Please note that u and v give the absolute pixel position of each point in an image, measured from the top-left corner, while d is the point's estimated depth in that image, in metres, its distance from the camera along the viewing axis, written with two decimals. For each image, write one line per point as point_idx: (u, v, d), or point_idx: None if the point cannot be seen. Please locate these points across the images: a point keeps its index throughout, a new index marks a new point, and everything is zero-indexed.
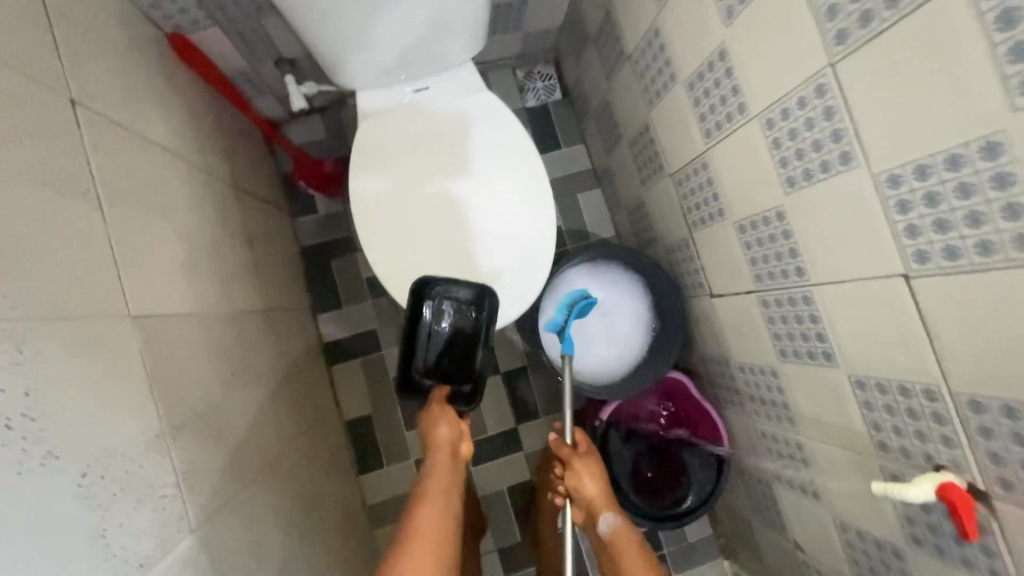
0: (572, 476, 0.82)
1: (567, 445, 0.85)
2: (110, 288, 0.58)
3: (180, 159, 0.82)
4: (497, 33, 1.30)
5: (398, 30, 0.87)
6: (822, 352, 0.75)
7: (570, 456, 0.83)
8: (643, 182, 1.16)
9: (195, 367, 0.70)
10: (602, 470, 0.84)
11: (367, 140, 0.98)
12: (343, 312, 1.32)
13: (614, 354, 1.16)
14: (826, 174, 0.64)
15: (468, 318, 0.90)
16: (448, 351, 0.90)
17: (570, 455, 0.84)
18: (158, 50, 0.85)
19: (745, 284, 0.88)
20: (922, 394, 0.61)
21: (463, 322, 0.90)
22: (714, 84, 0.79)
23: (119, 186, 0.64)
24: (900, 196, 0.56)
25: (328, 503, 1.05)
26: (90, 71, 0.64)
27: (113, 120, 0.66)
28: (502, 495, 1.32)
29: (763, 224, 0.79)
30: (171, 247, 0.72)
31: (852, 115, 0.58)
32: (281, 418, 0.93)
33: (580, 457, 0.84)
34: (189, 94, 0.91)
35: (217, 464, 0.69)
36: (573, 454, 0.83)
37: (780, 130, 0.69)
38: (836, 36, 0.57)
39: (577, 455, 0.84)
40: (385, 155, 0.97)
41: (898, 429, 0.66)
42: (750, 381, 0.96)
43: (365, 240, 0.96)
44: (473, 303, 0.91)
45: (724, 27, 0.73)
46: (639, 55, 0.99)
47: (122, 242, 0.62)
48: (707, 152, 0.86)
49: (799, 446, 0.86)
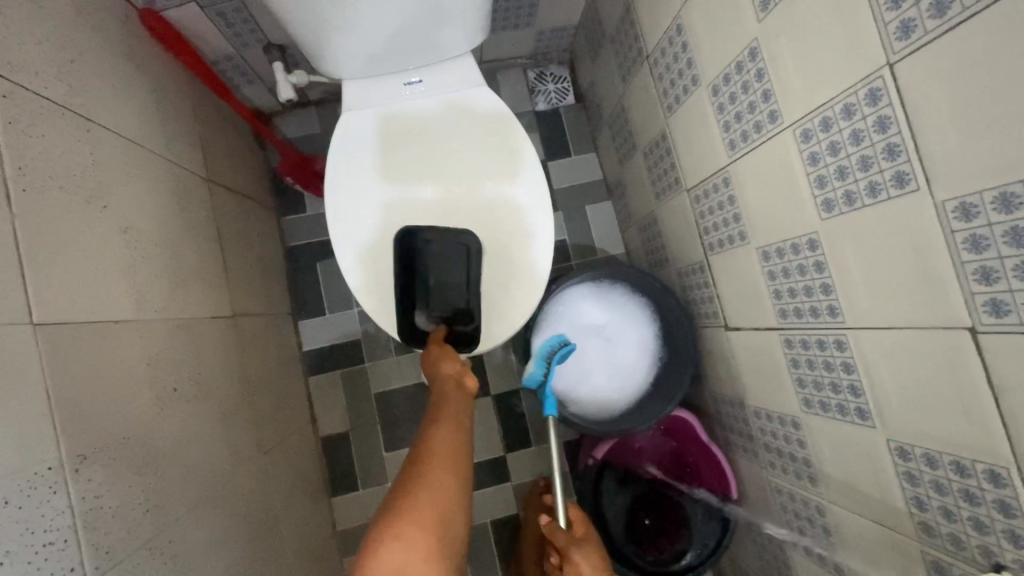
0: (570, 569, 0.71)
1: (563, 531, 0.75)
2: (9, 289, 0.49)
3: (134, 144, 0.74)
4: (507, 29, 1.20)
5: (387, 9, 0.77)
6: (855, 409, 0.63)
7: (569, 545, 0.73)
8: (656, 197, 1.06)
9: (124, 382, 0.61)
10: (606, 562, 0.72)
11: (361, 139, 0.89)
12: (326, 320, 1.24)
13: (615, 384, 1.05)
14: (874, 198, 0.53)
15: (459, 263, 0.85)
16: (443, 296, 0.86)
17: (568, 545, 0.73)
18: (121, 25, 0.77)
19: (767, 319, 0.77)
20: (985, 477, 0.49)
21: (453, 266, 0.85)
22: (742, 87, 0.68)
23: (38, 170, 0.55)
24: (973, 230, 0.44)
25: (289, 532, 0.95)
26: (11, 36, 0.56)
27: (38, 95, 0.58)
28: (485, 527, 1.21)
29: (791, 252, 0.67)
30: (108, 243, 0.63)
31: (911, 127, 0.47)
32: (239, 437, 0.84)
33: (580, 546, 0.72)
34: (156, 75, 0.84)
35: (140, 497, 0.60)
36: (569, 543, 0.73)
37: (818, 143, 0.58)
38: (898, 28, 0.46)
39: (575, 544, 0.73)
40: (380, 157, 0.88)
41: (949, 512, 0.55)
42: (766, 429, 0.84)
43: (355, 251, 0.87)
44: (461, 247, 0.85)
45: (758, 20, 0.62)
46: (659, 55, 0.89)
47: (37, 235, 0.53)
48: (730, 166, 0.76)
49: (820, 510, 0.75)
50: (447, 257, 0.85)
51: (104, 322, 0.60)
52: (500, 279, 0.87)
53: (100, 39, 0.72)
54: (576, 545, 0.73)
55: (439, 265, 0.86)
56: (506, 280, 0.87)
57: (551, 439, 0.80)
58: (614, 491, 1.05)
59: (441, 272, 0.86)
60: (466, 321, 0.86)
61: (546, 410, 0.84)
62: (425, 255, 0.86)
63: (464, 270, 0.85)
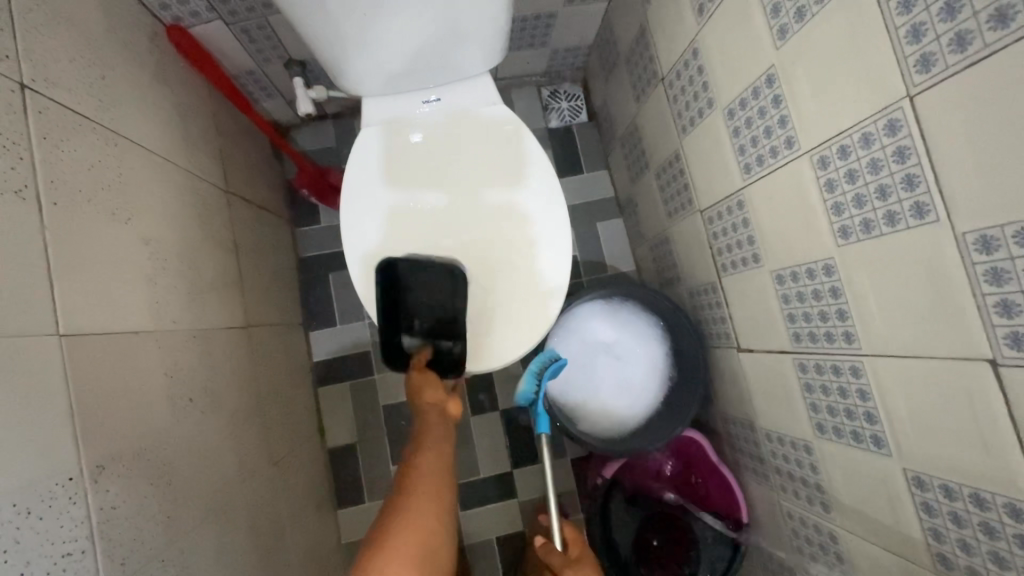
0: None
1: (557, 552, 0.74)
2: (39, 301, 0.50)
3: (158, 157, 0.75)
4: (523, 48, 1.22)
5: (407, 29, 0.79)
6: (870, 437, 0.63)
7: (563, 565, 0.72)
8: (668, 217, 1.06)
9: (143, 392, 0.62)
10: None
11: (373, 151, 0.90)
12: (337, 331, 1.24)
13: (624, 401, 1.05)
14: (892, 228, 0.53)
15: (445, 288, 0.85)
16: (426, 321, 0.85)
17: (564, 567, 0.72)
18: (148, 41, 0.79)
19: (780, 342, 0.77)
20: (1005, 510, 0.49)
21: (439, 291, 0.85)
22: (758, 112, 0.69)
23: (68, 184, 0.56)
24: (994, 263, 0.44)
25: (296, 545, 0.95)
26: (47, 51, 0.58)
27: (70, 109, 0.59)
28: (490, 544, 1.20)
29: (807, 276, 0.67)
30: (130, 255, 0.64)
31: (932, 159, 0.48)
32: (250, 448, 0.84)
33: (575, 566, 0.71)
34: (180, 90, 0.86)
35: (154, 508, 0.60)
36: (564, 564, 0.72)
37: (835, 171, 0.59)
38: (918, 61, 0.46)
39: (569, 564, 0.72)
40: (392, 168, 0.90)
41: (967, 545, 0.54)
42: (778, 453, 0.83)
43: (373, 260, 0.88)
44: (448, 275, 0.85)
45: (775, 48, 0.63)
46: (674, 77, 0.90)
47: (65, 248, 0.54)
48: (745, 190, 0.76)
49: (833, 537, 0.74)
50: (427, 284, 0.85)
51: (124, 332, 0.60)
52: (513, 290, 0.87)
53: (129, 55, 0.74)
54: (570, 566, 0.71)
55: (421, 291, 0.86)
56: (520, 291, 0.87)
57: (546, 458, 0.80)
58: (622, 511, 1.05)
59: (428, 297, 0.85)
60: (454, 342, 0.85)
61: (539, 427, 0.83)
62: (410, 281, 0.85)
63: (452, 295, 0.85)
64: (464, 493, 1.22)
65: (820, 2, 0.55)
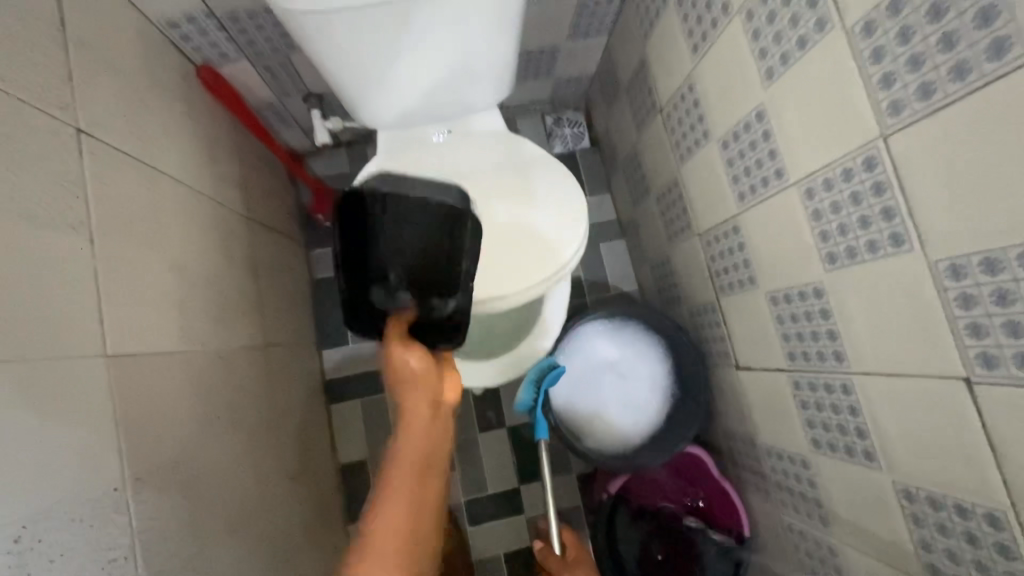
0: None
1: (555, 556, 0.82)
2: (89, 325, 0.54)
3: (188, 188, 0.81)
4: (528, 79, 1.29)
5: (419, 65, 0.84)
6: (862, 451, 0.66)
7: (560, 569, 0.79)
8: (669, 238, 1.11)
9: (175, 409, 0.66)
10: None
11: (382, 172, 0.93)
12: (349, 349, 1.29)
13: (630, 418, 1.08)
14: (873, 255, 0.58)
15: (441, 226, 0.60)
16: (413, 269, 0.61)
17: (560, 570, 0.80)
18: (180, 81, 0.85)
19: (776, 361, 0.80)
20: (984, 519, 0.52)
21: (421, 222, 0.60)
22: (750, 145, 0.74)
23: (115, 218, 0.62)
24: (963, 289, 0.48)
25: (310, 559, 0.98)
26: (98, 98, 0.64)
27: (118, 149, 0.65)
28: (498, 560, 1.23)
29: (799, 299, 0.71)
30: (165, 281, 0.69)
31: (906, 193, 0.52)
32: (268, 463, 0.88)
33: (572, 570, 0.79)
34: (208, 125, 0.92)
35: (185, 519, 0.64)
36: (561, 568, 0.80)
37: (821, 202, 0.63)
38: (889, 106, 0.51)
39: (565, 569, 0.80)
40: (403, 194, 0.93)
41: (953, 554, 0.57)
42: (778, 468, 0.86)
43: None
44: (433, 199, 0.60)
45: (764, 88, 0.68)
46: (672, 109, 0.95)
47: (110, 276, 0.59)
48: (739, 216, 0.81)
49: (831, 549, 0.77)
50: (413, 213, 0.59)
51: (160, 353, 0.65)
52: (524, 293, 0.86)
53: (164, 96, 0.80)
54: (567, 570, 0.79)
55: (406, 228, 0.59)
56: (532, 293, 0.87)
57: (546, 473, 0.81)
58: (627, 526, 1.07)
59: (403, 240, 0.60)
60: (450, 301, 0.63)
61: (540, 434, 0.87)
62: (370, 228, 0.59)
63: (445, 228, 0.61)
64: (472, 509, 1.24)
65: (803, 48, 0.60)
